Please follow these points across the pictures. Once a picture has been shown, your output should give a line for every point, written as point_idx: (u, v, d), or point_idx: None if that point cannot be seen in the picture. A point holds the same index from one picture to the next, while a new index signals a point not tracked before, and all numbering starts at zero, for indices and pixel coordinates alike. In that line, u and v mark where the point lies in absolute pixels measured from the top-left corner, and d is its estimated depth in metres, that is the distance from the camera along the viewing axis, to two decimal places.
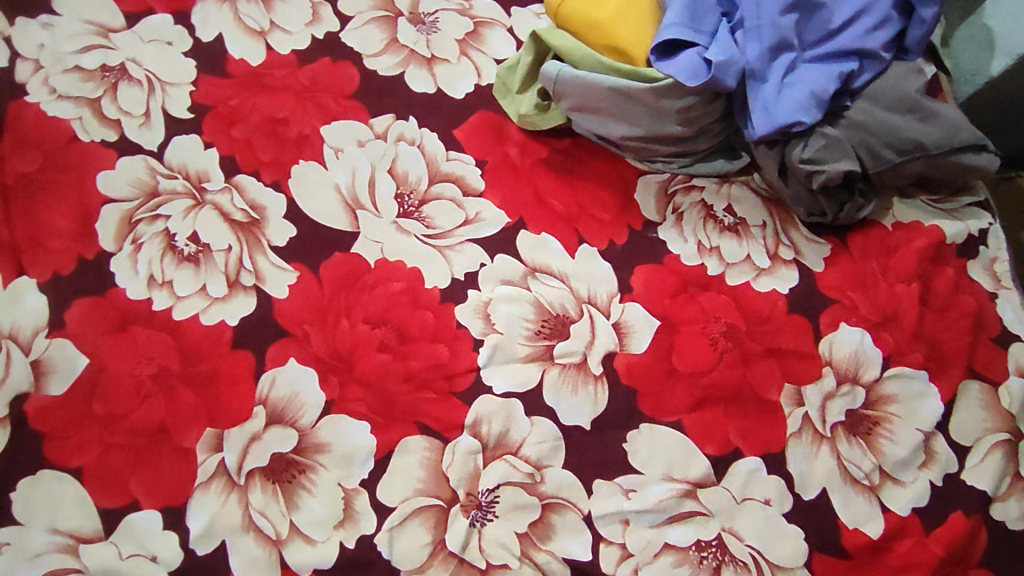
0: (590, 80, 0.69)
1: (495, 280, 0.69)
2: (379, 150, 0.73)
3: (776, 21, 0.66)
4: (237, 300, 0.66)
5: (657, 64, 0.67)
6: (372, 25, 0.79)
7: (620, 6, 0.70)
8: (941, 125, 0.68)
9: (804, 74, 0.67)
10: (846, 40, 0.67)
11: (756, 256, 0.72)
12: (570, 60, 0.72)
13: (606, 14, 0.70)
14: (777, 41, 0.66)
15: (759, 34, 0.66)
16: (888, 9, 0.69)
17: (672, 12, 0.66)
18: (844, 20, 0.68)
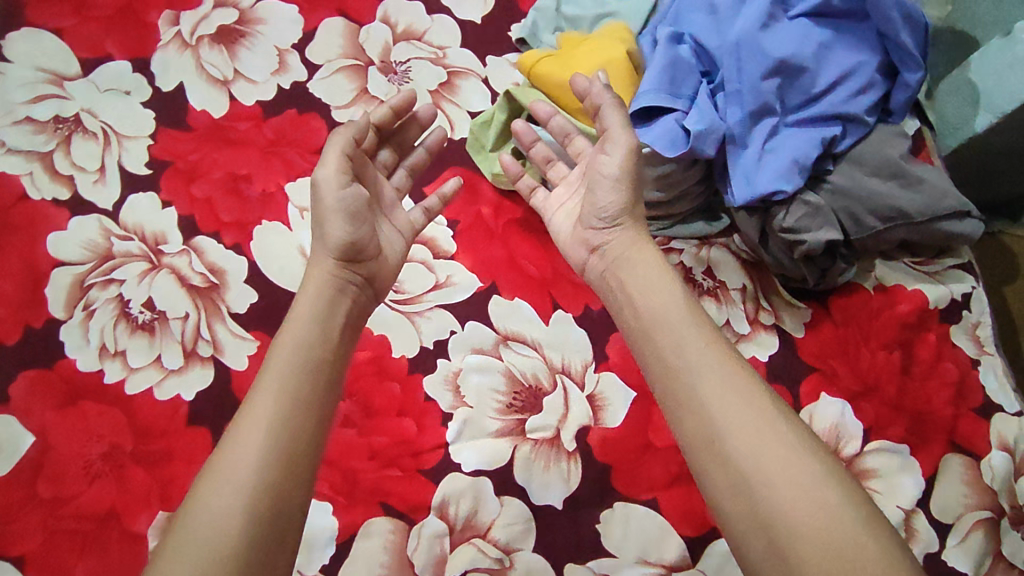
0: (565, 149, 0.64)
1: (465, 348, 0.66)
2: None
3: (758, 87, 0.63)
4: (194, 372, 0.63)
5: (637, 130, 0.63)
6: (341, 74, 0.75)
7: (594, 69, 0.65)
8: (924, 192, 0.66)
9: (786, 140, 0.64)
10: (832, 102, 0.64)
11: (735, 322, 0.70)
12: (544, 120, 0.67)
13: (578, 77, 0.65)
14: (758, 107, 0.64)
15: (739, 99, 0.64)
16: (873, 73, 0.65)
17: (651, 75, 0.64)
18: (832, 83, 0.64)
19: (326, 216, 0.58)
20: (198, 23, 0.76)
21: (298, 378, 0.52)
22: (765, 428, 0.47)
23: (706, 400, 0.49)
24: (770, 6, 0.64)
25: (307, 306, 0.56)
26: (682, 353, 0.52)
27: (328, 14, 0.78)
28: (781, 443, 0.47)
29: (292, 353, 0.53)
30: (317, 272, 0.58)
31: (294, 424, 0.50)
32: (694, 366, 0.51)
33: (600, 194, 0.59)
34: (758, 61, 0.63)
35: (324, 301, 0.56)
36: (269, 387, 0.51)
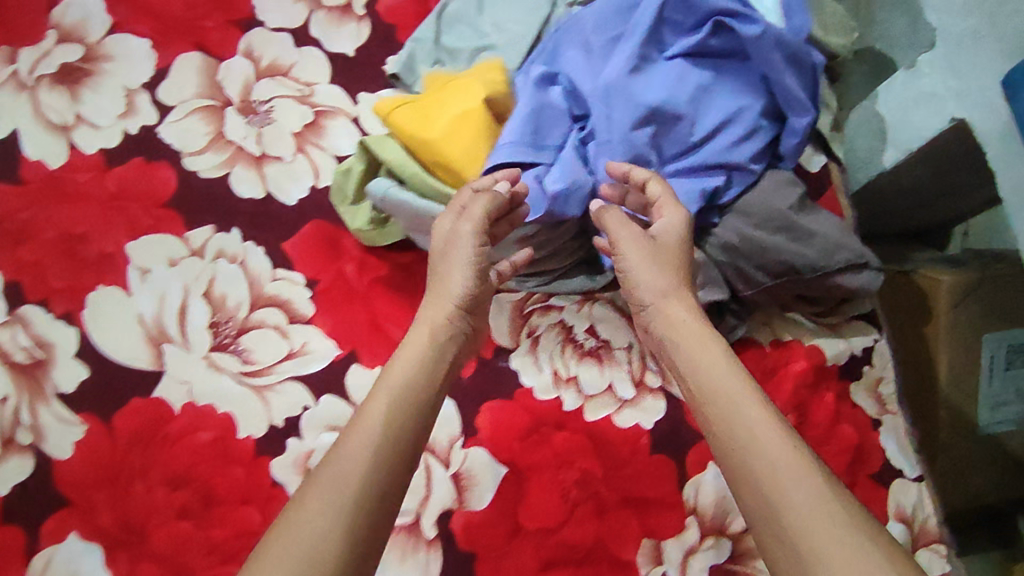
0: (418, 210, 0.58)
1: (318, 426, 0.61)
2: (194, 270, 0.64)
3: (630, 138, 0.57)
4: (11, 463, 0.58)
5: (491, 191, 0.56)
6: (195, 116, 0.69)
7: (452, 120, 0.57)
8: (815, 245, 0.61)
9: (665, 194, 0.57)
10: (714, 152, 0.58)
11: (618, 386, 0.65)
12: (403, 176, 0.59)
13: (437, 129, 0.57)
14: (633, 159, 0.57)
15: (611, 151, 0.57)
16: (758, 116, 0.59)
17: (511, 125, 0.57)
18: (714, 131, 0.58)
19: (455, 251, 0.54)
20: (39, 59, 0.69)
21: (389, 433, 0.45)
22: (831, 519, 0.39)
23: (767, 476, 0.42)
24: (642, 47, 0.58)
25: (408, 353, 0.50)
26: (744, 421, 0.44)
27: (184, 48, 0.71)
28: (856, 541, 0.38)
29: (403, 399, 0.47)
30: (432, 309, 0.53)
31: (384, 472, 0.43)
32: (756, 425, 0.44)
33: (634, 271, 0.53)
34: (629, 108, 0.57)
35: (429, 356, 0.50)
36: (365, 426, 0.45)
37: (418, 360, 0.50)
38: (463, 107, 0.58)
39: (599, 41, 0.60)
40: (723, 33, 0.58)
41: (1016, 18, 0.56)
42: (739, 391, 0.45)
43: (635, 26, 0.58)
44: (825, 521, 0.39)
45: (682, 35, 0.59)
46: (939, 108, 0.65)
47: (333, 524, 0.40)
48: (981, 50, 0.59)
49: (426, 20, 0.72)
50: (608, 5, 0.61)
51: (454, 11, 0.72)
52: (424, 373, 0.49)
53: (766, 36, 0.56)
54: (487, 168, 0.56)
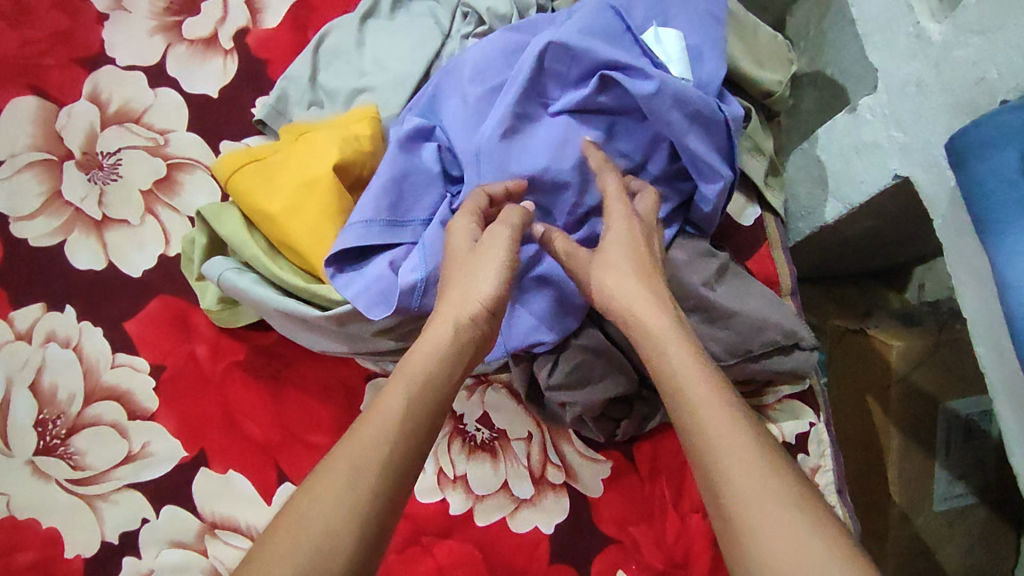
0: (249, 294, 0.51)
1: (159, 542, 0.52)
2: (20, 357, 0.55)
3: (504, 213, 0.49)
4: None
5: (335, 280, 0.49)
6: (29, 173, 0.60)
7: (295, 191, 0.51)
8: (732, 328, 0.54)
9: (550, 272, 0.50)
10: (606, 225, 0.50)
11: (514, 484, 0.57)
12: (240, 254, 0.53)
13: (278, 202, 0.52)
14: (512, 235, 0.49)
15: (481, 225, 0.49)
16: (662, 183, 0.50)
17: (364, 201, 0.49)
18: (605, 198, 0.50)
19: (487, 252, 0.44)
20: None
21: (404, 442, 0.36)
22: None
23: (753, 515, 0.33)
24: (520, 103, 0.49)
25: (426, 352, 0.40)
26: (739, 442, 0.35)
27: (19, 93, 0.62)
28: None
29: (423, 389, 0.38)
30: (452, 309, 0.42)
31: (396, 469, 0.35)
32: (697, 398, 0.37)
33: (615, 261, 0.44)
34: (501, 180, 0.49)
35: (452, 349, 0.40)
36: (382, 415, 0.36)
37: (438, 353, 0.40)
38: (309, 173, 0.52)
39: (473, 91, 0.52)
40: (614, 86, 0.49)
41: (961, 71, 0.49)
42: (684, 372, 0.38)
43: (511, 79, 0.50)
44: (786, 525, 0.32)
45: (568, 89, 0.51)
46: (881, 161, 0.57)
47: (345, 525, 0.32)
48: (927, 103, 0.52)
49: (299, 57, 0.64)
50: (485, 52, 0.53)
51: (332, 45, 0.63)
52: (447, 367, 0.40)
53: (660, 93, 0.48)
54: (333, 256, 0.49)
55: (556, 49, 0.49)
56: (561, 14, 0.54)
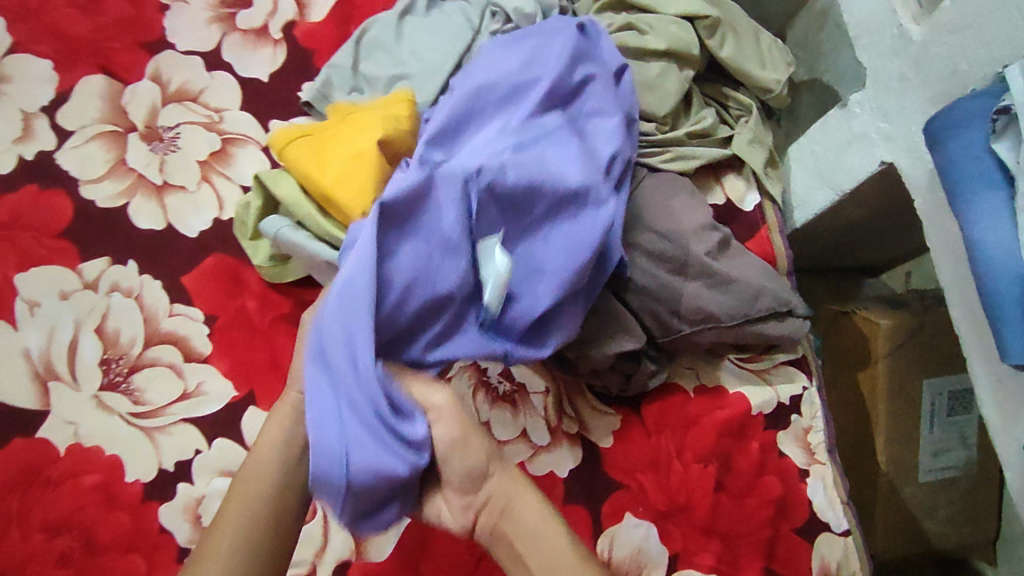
0: (304, 250, 0.57)
1: (211, 471, 0.58)
2: (86, 303, 0.61)
3: (375, 401, 0.42)
4: None
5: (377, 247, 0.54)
6: (96, 142, 0.66)
7: (342, 165, 0.57)
8: (734, 294, 0.59)
9: (450, 477, 0.46)
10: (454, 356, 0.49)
11: (533, 432, 0.62)
12: (295, 215, 0.59)
13: (328, 176, 0.57)
14: (412, 460, 0.43)
15: (387, 446, 0.42)
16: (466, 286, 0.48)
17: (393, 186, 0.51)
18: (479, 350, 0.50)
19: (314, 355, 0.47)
20: None
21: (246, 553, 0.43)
22: None
23: None
24: (454, 238, 0.47)
25: (268, 445, 0.47)
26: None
27: (88, 71, 0.68)
28: None
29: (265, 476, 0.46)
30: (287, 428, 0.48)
31: (259, 540, 0.44)
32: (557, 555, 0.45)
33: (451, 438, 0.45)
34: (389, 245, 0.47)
35: (288, 434, 0.48)
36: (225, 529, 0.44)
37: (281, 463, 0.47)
38: (352, 152, 0.57)
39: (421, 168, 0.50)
40: (558, 187, 0.52)
41: (939, 65, 0.56)
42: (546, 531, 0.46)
43: (444, 210, 0.47)
44: None
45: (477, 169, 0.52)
46: (868, 150, 0.64)
47: None
48: (909, 94, 0.59)
49: (343, 47, 0.70)
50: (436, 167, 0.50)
51: (372, 38, 0.70)
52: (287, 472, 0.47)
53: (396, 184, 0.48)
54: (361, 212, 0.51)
55: (494, 167, 0.50)
56: (513, 104, 0.57)
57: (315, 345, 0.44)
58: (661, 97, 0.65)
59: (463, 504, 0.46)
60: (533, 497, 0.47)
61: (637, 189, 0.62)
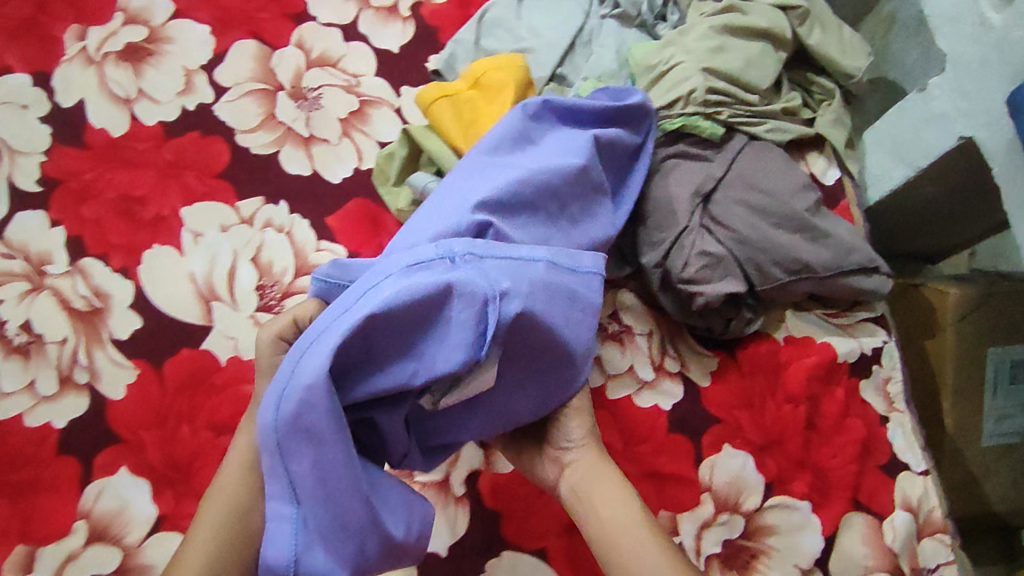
0: None
1: None
2: (243, 236, 0.68)
3: (360, 482, 0.42)
4: (67, 400, 0.61)
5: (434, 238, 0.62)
6: (249, 98, 0.73)
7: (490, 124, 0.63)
8: (830, 247, 0.66)
9: (372, 570, 0.44)
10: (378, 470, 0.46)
11: (640, 367, 0.68)
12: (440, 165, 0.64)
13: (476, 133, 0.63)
14: (339, 557, 0.41)
15: (337, 548, 0.41)
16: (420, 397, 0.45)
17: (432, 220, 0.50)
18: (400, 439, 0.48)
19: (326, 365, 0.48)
20: (105, 39, 0.73)
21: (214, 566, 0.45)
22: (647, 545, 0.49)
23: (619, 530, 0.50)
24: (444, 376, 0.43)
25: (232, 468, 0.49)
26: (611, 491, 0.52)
27: (241, 36, 0.75)
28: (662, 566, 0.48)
29: (226, 500, 0.48)
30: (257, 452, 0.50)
31: (233, 549, 0.46)
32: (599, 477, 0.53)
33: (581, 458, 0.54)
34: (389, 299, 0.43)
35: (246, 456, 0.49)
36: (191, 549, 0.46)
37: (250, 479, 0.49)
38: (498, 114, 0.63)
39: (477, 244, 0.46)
40: (554, 339, 0.49)
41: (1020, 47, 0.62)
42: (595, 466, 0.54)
43: (452, 333, 0.43)
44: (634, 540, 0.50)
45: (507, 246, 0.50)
46: (948, 127, 0.71)
47: None
48: (989, 75, 0.66)
49: (465, 26, 0.77)
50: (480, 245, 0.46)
51: (494, 16, 0.77)
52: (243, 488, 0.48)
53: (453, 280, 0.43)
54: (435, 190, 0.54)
55: (521, 297, 0.45)
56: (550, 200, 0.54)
57: (288, 371, 0.42)
58: (761, 74, 0.69)
59: (556, 460, 0.55)
60: (596, 453, 0.55)
61: (739, 153, 0.67)
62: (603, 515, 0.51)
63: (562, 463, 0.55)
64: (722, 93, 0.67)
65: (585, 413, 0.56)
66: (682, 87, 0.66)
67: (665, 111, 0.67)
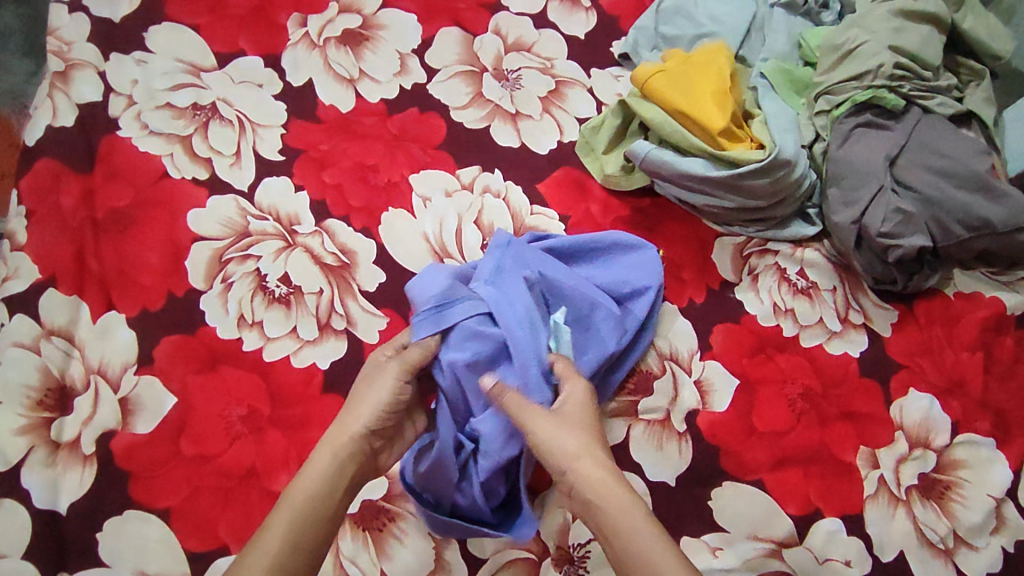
0: (676, 167, 0.70)
1: None
2: (466, 201, 0.74)
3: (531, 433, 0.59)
4: (328, 344, 0.68)
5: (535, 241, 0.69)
6: (458, 78, 0.80)
7: (702, 92, 0.70)
8: (1009, 205, 0.70)
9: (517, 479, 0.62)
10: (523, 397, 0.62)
11: (828, 319, 0.74)
12: (661, 132, 0.72)
13: (693, 99, 0.70)
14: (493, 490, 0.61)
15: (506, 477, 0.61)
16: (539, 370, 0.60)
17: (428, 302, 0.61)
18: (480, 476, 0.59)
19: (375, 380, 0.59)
20: (325, 25, 0.80)
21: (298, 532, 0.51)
22: (637, 527, 0.51)
23: (608, 515, 0.52)
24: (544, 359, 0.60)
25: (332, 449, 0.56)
26: (589, 482, 0.53)
27: (445, 23, 0.82)
28: (649, 543, 0.50)
29: (304, 489, 0.53)
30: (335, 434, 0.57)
31: (299, 541, 0.51)
32: (580, 467, 0.54)
33: (555, 446, 0.54)
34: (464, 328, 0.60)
35: (337, 454, 0.56)
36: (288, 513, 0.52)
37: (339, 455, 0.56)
38: (707, 83, 0.70)
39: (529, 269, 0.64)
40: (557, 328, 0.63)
41: None
42: (579, 457, 0.54)
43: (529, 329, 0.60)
44: (627, 521, 0.52)
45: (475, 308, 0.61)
46: None
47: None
48: None
49: (645, 13, 0.84)
50: (473, 296, 0.61)
51: (672, 5, 0.83)
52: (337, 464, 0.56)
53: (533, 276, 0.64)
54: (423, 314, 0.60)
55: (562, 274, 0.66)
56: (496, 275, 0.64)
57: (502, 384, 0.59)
58: (935, 51, 0.75)
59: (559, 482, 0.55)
60: (590, 457, 0.54)
61: (918, 123, 0.73)
62: (615, 541, 0.51)
63: (566, 487, 0.55)
64: (904, 68, 0.74)
65: (535, 408, 0.56)
66: (871, 61, 0.73)
67: (855, 83, 0.74)
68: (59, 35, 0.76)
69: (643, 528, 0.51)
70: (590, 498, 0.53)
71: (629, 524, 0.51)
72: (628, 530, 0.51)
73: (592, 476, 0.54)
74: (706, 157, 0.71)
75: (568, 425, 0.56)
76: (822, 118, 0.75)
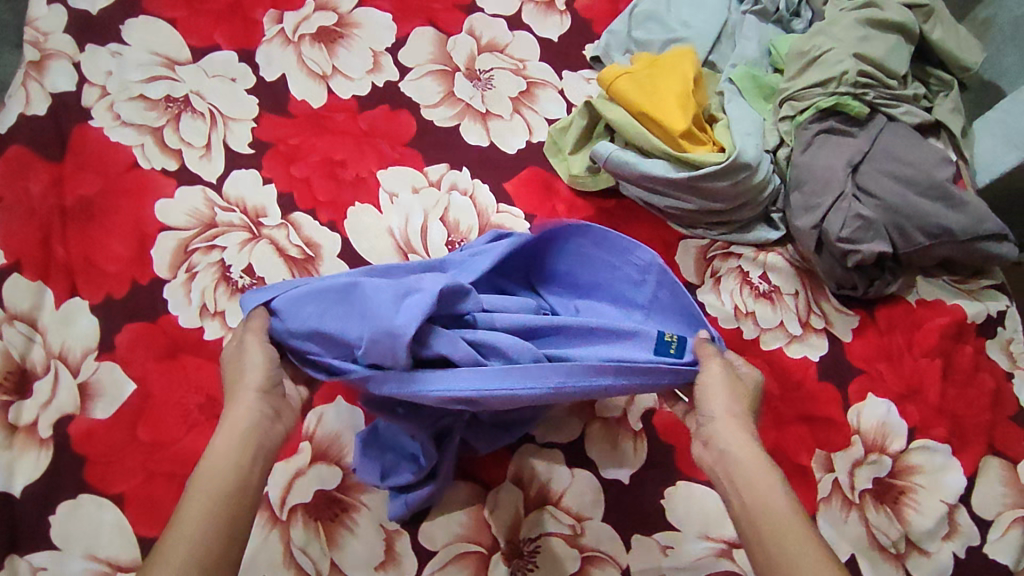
0: (638, 168, 0.71)
1: None
2: (432, 198, 0.75)
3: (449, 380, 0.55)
4: None
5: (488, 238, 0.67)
6: (430, 77, 0.81)
7: (665, 94, 0.71)
8: (968, 212, 0.71)
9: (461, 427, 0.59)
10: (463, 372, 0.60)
11: (789, 323, 0.75)
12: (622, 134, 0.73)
13: (654, 101, 0.71)
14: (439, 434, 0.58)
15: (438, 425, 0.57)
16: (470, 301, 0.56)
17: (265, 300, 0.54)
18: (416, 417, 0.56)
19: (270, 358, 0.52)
20: (300, 22, 0.81)
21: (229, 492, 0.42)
22: (773, 496, 0.44)
23: (746, 471, 0.46)
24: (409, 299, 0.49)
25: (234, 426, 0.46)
26: (742, 454, 0.47)
27: (419, 23, 0.83)
28: (781, 505, 0.43)
29: (217, 472, 0.42)
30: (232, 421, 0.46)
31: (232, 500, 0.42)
32: (733, 439, 0.48)
33: (714, 404, 0.50)
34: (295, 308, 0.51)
35: (247, 428, 0.45)
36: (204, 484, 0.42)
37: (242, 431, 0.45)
38: (669, 84, 0.72)
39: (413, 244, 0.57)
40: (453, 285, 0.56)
41: None
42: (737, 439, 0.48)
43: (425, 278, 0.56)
44: (764, 492, 0.44)
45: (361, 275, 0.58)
46: None
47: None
48: None
49: (618, 18, 0.85)
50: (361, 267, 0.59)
51: (644, 11, 0.84)
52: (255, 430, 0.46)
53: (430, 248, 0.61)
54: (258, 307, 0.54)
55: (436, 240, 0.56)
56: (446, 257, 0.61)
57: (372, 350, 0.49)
58: (900, 59, 0.76)
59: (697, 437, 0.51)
60: (737, 427, 0.49)
61: (882, 130, 0.74)
62: (744, 492, 0.45)
63: (704, 440, 0.50)
64: (869, 76, 0.74)
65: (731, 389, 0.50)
66: (835, 68, 0.74)
67: (819, 90, 0.74)
68: (37, 26, 0.77)
69: (779, 497, 0.44)
70: (726, 451, 0.47)
71: (768, 486, 0.45)
72: (762, 485, 0.45)
73: (744, 449, 0.47)
74: (665, 158, 0.72)
75: (735, 395, 0.50)
76: (787, 123, 0.76)
